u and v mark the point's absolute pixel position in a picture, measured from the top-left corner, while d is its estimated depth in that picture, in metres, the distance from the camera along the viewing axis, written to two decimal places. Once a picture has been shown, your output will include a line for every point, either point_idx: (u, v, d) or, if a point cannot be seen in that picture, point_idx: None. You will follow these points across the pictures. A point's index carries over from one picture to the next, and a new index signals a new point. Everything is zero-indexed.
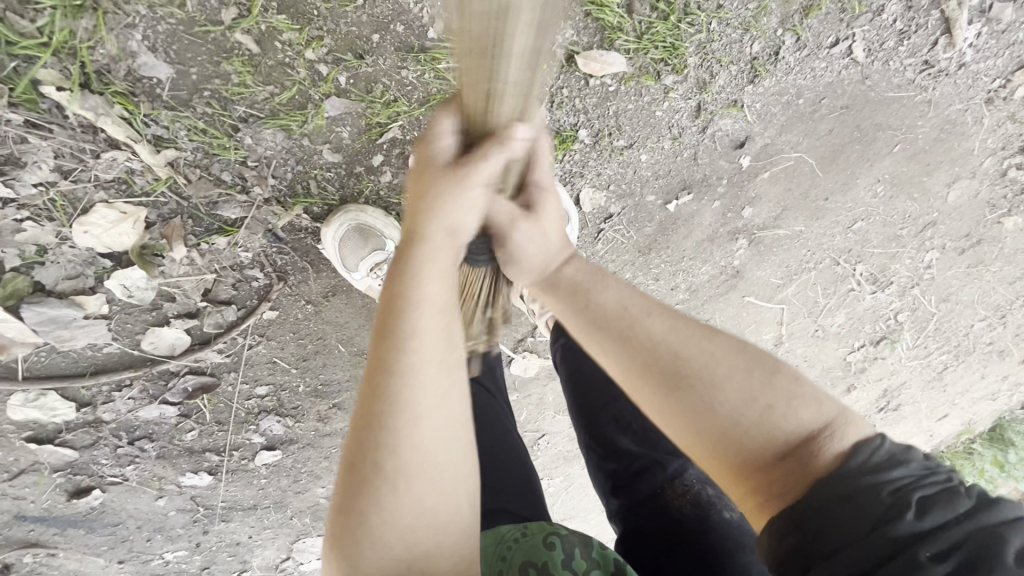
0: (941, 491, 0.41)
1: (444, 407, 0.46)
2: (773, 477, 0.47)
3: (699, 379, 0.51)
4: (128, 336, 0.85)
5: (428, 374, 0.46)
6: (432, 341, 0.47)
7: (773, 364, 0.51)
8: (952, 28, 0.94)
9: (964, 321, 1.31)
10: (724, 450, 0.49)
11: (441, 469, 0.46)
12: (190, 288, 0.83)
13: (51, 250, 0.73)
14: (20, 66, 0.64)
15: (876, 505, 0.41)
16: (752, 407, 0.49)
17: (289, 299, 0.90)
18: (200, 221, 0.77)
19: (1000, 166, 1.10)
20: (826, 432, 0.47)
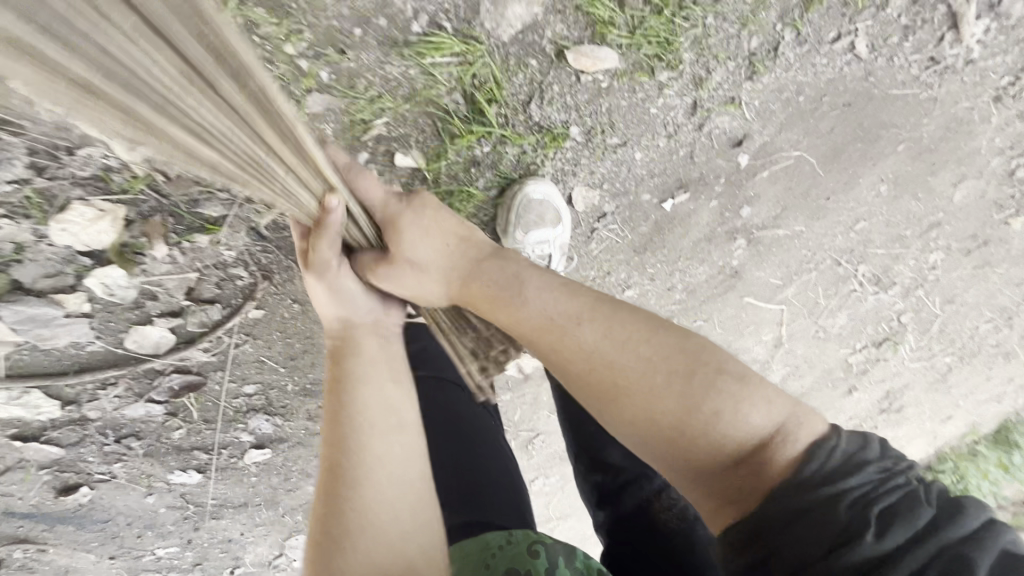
0: (900, 502, 0.41)
1: (379, 467, 0.57)
2: (729, 481, 0.49)
3: (637, 388, 0.53)
4: (111, 334, 0.84)
5: (362, 441, 0.58)
6: (365, 413, 0.59)
7: (716, 366, 0.53)
8: (959, 23, 0.91)
9: (969, 324, 1.28)
10: (679, 454, 0.52)
11: (383, 520, 0.55)
12: (174, 286, 0.82)
13: (30, 248, 0.72)
14: None
15: (835, 523, 0.41)
16: (698, 413, 0.51)
17: (275, 298, 0.89)
18: (181, 219, 0.76)
19: (1008, 165, 1.07)
20: (779, 436, 0.49)
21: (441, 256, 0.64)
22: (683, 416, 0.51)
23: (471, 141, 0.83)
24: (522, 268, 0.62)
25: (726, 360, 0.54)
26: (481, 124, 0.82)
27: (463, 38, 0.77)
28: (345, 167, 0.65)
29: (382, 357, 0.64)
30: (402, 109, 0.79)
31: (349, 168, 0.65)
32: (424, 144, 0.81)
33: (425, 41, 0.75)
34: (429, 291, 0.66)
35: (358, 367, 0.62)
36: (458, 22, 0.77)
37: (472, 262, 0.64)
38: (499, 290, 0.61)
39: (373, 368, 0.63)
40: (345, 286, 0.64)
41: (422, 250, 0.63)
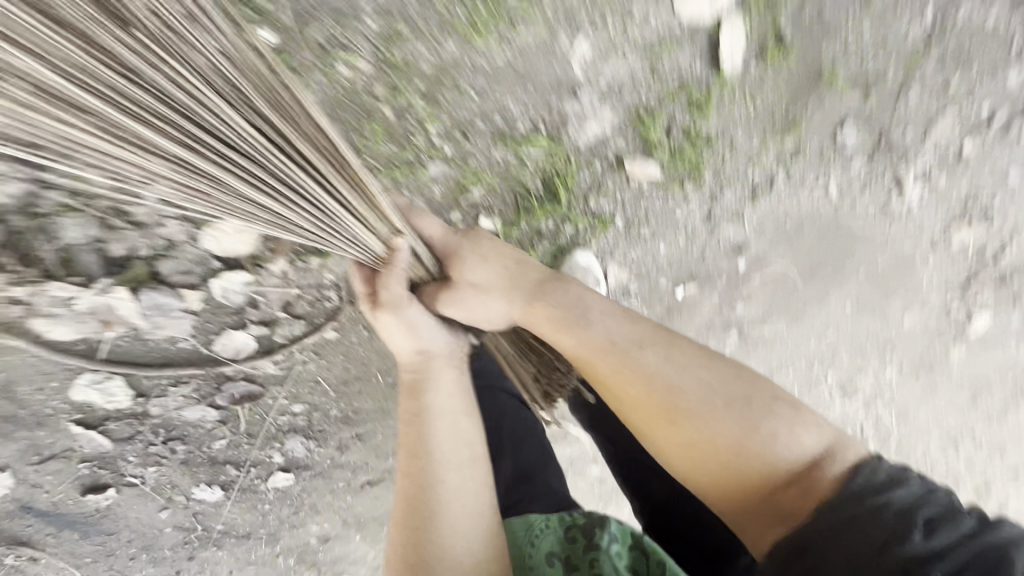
0: (943, 514, 0.56)
1: (450, 498, 0.71)
2: (784, 497, 0.65)
3: (697, 417, 0.70)
4: (204, 334, 0.94)
5: (436, 475, 0.71)
6: (444, 450, 0.72)
7: (765, 396, 0.71)
8: (902, 184, 1.22)
9: (920, 442, 1.50)
10: (739, 475, 0.68)
11: (453, 547, 0.69)
12: (274, 299, 0.95)
13: (179, 246, 0.85)
14: None
15: (887, 526, 0.56)
16: (757, 436, 0.68)
17: (352, 322, 1.02)
18: (305, 243, 0.90)
19: (945, 302, 1.34)
20: (827, 457, 0.66)
21: (495, 277, 0.80)
22: (742, 441, 0.68)
23: (542, 215, 1.05)
24: (585, 293, 0.79)
25: (776, 390, 0.72)
26: (551, 203, 1.05)
27: (551, 138, 1.01)
28: (404, 208, 0.82)
29: (452, 386, 0.76)
30: (498, 184, 1.02)
31: (407, 210, 0.82)
32: (504, 214, 1.04)
33: (523, 137, 0.99)
34: (492, 310, 0.80)
35: (426, 407, 0.74)
36: (550, 126, 1.00)
37: (523, 292, 0.79)
38: (568, 313, 0.77)
39: (443, 406, 0.75)
40: (418, 315, 0.76)
41: (479, 273, 0.79)
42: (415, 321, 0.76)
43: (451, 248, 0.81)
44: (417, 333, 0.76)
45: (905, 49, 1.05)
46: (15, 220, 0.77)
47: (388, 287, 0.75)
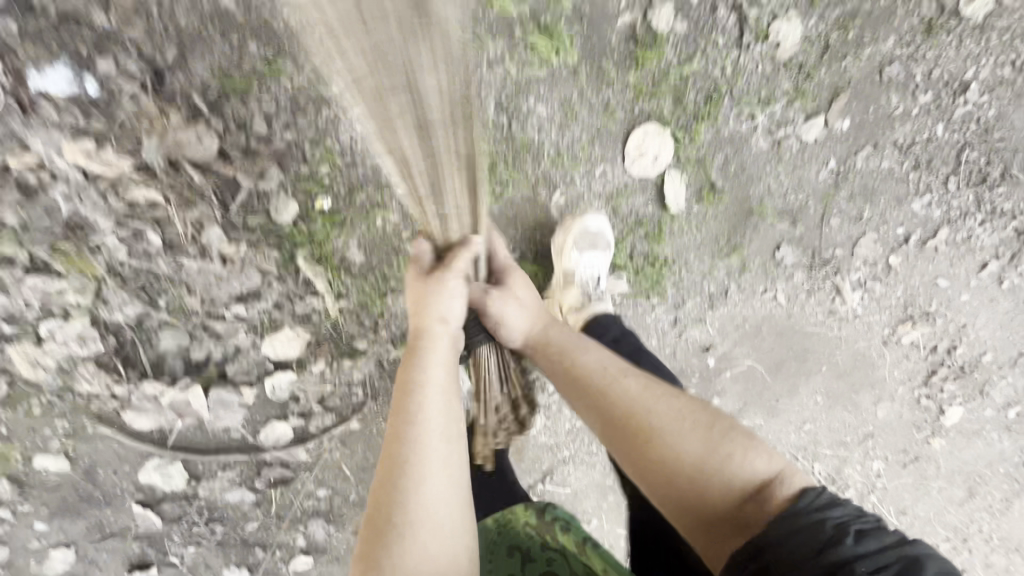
0: (870, 528, 0.67)
1: (439, 467, 0.69)
2: (734, 514, 0.76)
3: (666, 431, 0.81)
4: (253, 424, 1.14)
5: (425, 441, 0.70)
6: (442, 413, 0.73)
7: (726, 425, 0.83)
8: (842, 291, 1.44)
9: (923, 531, 1.64)
10: (698, 485, 0.78)
11: (435, 514, 0.67)
12: (312, 394, 1.15)
13: (243, 352, 1.07)
14: (285, 243, 1.00)
15: (822, 536, 0.67)
16: (717, 455, 0.79)
17: (373, 414, 1.21)
18: (340, 348, 1.14)
19: (914, 394, 1.55)
20: (777, 481, 0.77)
21: (531, 300, 0.97)
22: (705, 453, 0.79)
23: None
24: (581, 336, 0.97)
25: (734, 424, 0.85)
26: None
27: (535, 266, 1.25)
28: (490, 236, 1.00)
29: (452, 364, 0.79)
30: None
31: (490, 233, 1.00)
32: None
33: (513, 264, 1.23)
34: (518, 322, 0.95)
35: (428, 372, 0.75)
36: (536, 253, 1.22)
37: (543, 320, 0.97)
38: (570, 343, 0.94)
39: (444, 378, 0.76)
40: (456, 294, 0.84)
41: (521, 290, 0.97)
42: (452, 295, 0.83)
43: (506, 268, 0.99)
44: (452, 305, 0.82)
45: (818, 188, 1.32)
46: (129, 331, 1.00)
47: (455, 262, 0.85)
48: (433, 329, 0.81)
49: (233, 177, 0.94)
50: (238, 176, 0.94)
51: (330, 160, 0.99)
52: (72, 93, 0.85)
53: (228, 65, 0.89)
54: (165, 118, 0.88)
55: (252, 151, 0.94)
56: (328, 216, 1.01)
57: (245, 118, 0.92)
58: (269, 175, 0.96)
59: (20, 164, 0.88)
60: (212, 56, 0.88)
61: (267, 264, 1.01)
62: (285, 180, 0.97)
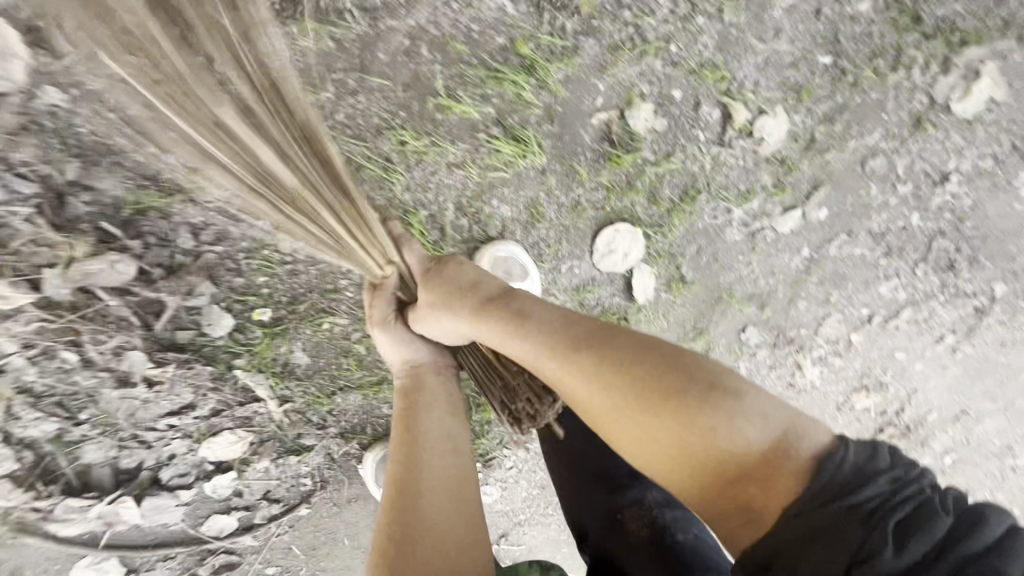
0: (916, 516, 0.51)
1: (436, 479, 0.72)
2: (744, 498, 0.60)
3: (635, 409, 0.65)
4: (194, 518, 1.09)
5: (422, 457, 0.73)
6: (422, 441, 0.75)
7: (699, 386, 0.63)
8: (802, 366, 1.41)
9: None
10: (689, 471, 0.63)
11: (437, 526, 0.68)
12: (257, 487, 1.10)
13: (179, 456, 1.01)
14: (221, 355, 0.92)
15: (852, 542, 0.50)
16: (696, 431, 0.62)
17: (323, 501, 1.17)
18: (286, 444, 1.08)
19: None
20: (781, 453, 0.59)
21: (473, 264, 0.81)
22: (680, 434, 0.62)
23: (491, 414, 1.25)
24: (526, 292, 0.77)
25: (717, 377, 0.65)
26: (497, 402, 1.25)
27: None
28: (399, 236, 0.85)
29: (443, 395, 0.82)
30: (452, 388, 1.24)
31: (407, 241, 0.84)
32: None
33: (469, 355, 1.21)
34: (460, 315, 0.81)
35: (424, 399, 0.80)
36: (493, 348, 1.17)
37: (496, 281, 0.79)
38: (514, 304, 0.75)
39: (433, 400, 0.80)
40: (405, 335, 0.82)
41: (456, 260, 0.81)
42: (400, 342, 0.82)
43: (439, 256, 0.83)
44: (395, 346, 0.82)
45: (790, 273, 1.28)
46: (48, 445, 0.93)
47: (375, 306, 0.82)
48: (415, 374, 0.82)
49: (157, 296, 0.84)
50: (163, 295, 0.84)
51: (269, 269, 0.90)
52: None
53: (144, 180, 0.79)
54: (71, 242, 0.77)
55: (178, 267, 0.84)
56: (269, 327, 0.94)
57: (169, 233, 0.82)
58: (200, 291, 0.87)
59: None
60: (124, 172, 0.77)
61: (204, 376, 0.93)
62: (219, 293, 0.89)
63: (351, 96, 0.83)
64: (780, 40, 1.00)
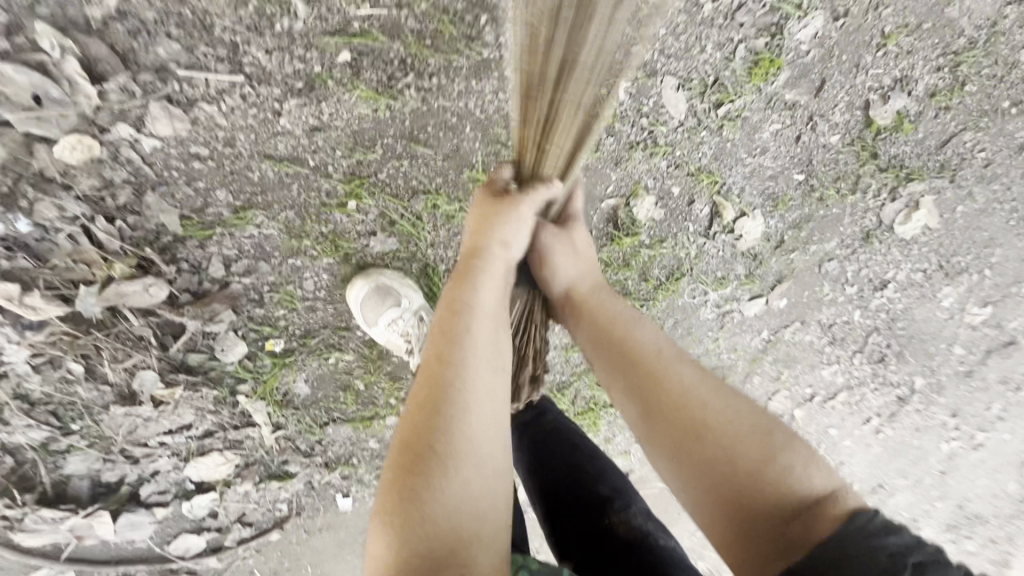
0: (932, 563, 0.48)
1: (484, 398, 0.61)
2: (783, 533, 0.56)
3: (723, 427, 0.63)
4: (161, 536, 1.08)
5: (475, 366, 0.62)
6: (475, 348, 0.63)
7: (787, 431, 0.64)
8: None
9: None
10: (734, 490, 0.60)
11: (479, 453, 0.58)
12: (232, 509, 1.11)
13: (161, 473, 1.01)
14: (228, 379, 0.95)
15: (871, 568, 0.49)
16: (774, 465, 0.60)
17: (295, 527, 1.19)
18: (270, 470, 1.10)
19: None
20: (832, 498, 0.57)
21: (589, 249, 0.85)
22: (760, 461, 0.60)
23: None
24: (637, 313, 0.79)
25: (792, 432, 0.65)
26: None
27: None
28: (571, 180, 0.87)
29: (498, 302, 0.70)
30: None
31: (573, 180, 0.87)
32: None
33: None
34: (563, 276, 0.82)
35: (481, 298, 0.68)
36: None
37: (597, 279, 0.83)
38: (622, 315, 0.77)
39: (495, 305, 0.69)
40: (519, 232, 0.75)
41: (581, 239, 0.84)
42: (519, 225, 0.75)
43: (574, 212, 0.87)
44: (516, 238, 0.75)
45: (750, 351, 1.42)
46: (31, 452, 0.92)
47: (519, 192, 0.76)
48: (474, 274, 0.71)
49: (177, 320, 0.87)
50: (184, 319, 0.87)
51: (289, 303, 0.94)
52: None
53: (190, 212, 0.82)
54: (108, 263, 0.79)
55: (203, 293, 0.87)
56: (278, 356, 0.97)
57: (201, 261, 0.85)
58: (220, 319, 0.90)
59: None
60: (172, 204, 0.80)
61: (209, 398, 0.95)
62: (238, 322, 0.92)
63: (396, 159, 0.88)
64: (765, 157, 1.15)
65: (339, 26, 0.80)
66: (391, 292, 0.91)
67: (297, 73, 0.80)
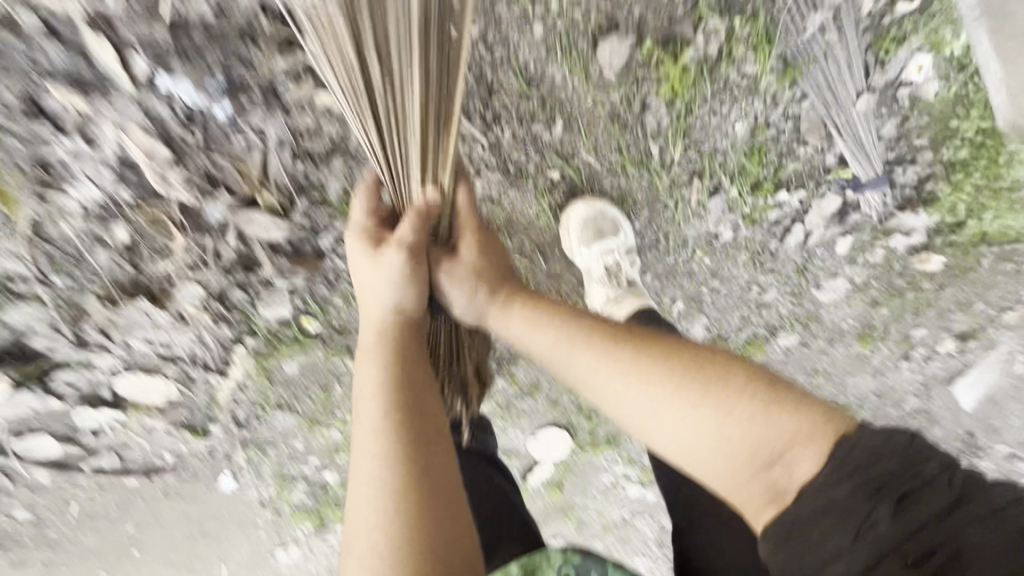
0: (928, 492, 0.52)
1: (419, 477, 0.54)
2: (774, 482, 0.58)
3: (675, 412, 0.61)
4: (20, 424, 0.92)
5: (393, 446, 0.55)
6: (394, 423, 0.56)
7: (730, 386, 0.61)
8: None
9: None
10: (730, 465, 0.60)
11: (425, 536, 0.52)
12: (114, 438, 0.97)
13: (90, 369, 0.88)
14: (248, 326, 0.91)
15: (863, 513, 0.52)
16: (744, 429, 0.59)
17: (152, 486, 1.04)
18: (191, 420, 0.98)
19: None
20: (806, 441, 0.58)
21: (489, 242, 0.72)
22: (719, 423, 0.60)
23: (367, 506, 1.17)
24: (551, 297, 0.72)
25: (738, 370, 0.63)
26: None
27: None
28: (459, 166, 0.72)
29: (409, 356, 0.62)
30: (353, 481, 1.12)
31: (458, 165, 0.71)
32: None
33: None
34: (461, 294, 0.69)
35: (381, 373, 0.60)
36: None
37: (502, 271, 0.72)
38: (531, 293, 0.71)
39: (402, 372, 0.60)
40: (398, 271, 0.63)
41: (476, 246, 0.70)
42: (415, 282, 0.64)
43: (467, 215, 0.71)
44: (390, 288, 0.62)
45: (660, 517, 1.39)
46: None
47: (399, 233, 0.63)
48: (379, 351, 0.62)
49: (259, 258, 0.86)
50: (266, 261, 0.86)
51: (351, 298, 0.92)
52: (195, 102, 0.75)
53: (352, 191, 0.84)
54: (261, 185, 0.81)
55: (300, 254, 0.87)
56: (303, 333, 0.93)
57: (321, 227, 0.86)
58: (291, 278, 0.88)
59: (57, 92, 0.71)
60: (346, 176, 0.83)
61: (218, 335, 0.90)
62: (300, 288, 0.90)
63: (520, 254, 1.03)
64: None
65: (568, 156, 0.98)
66: (611, 218, 1.01)
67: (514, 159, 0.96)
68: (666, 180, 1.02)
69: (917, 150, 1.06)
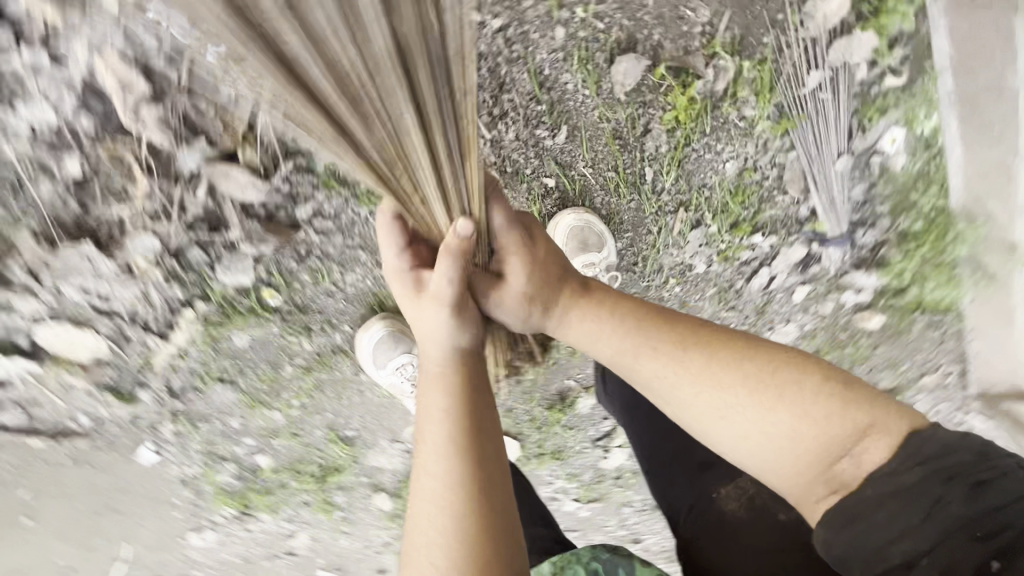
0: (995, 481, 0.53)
1: (487, 513, 0.54)
2: (837, 475, 0.57)
3: (742, 411, 0.59)
4: None
5: (460, 482, 0.55)
6: (459, 459, 0.56)
7: (797, 382, 0.58)
8: None
9: None
10: (798, 465, 0.58)
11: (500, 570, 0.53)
12: (26, 390, 0.87)
13: (12, 312, 0.81)
14: (202, 290, 0.84)
15: (931, 499, 0.54)
16: (810, 428, 0.57)
17: (59, 451, 0.93)
18: (117, 383, 0.89)
19: None
20: (871, 437, 0.56)
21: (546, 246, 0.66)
22: (792, 424, 0.57)
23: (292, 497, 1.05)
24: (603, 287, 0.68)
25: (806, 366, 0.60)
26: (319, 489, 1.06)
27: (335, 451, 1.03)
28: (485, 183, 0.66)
29: (465, 386, 0.60)
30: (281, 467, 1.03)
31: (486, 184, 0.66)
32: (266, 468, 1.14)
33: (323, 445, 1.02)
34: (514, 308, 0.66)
35: (441, 406, 0.58)
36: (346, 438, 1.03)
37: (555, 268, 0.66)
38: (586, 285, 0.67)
39: (458, 404, 0.58)
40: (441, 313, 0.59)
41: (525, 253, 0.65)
42: (467, 319, 0.61)
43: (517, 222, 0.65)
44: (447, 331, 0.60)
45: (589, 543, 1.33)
46: None
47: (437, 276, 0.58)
48: (437, 383, 0.60)
49: (228, 219, 0.80)
50: (233, 222, 0.80)
51: (321, 277, 0.87)
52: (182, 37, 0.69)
53: None
54: (243, 138, 0.76)
55: (274, 220, 0.82)
56: (261, 304, 0.87)
57: (302, 195, 0.81)
58: (260, 245, 0.82)
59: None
60: None
61: (165, 294, 0.83)
62: (267, 257, 0.84)
63: None
64: None
65: (567, 166, 0.98)
66: (597, 232, 1.00)
67: (511, 158, 0.95)
68: (654, 206, 1.04)
69: (879, 216, 1.10)
